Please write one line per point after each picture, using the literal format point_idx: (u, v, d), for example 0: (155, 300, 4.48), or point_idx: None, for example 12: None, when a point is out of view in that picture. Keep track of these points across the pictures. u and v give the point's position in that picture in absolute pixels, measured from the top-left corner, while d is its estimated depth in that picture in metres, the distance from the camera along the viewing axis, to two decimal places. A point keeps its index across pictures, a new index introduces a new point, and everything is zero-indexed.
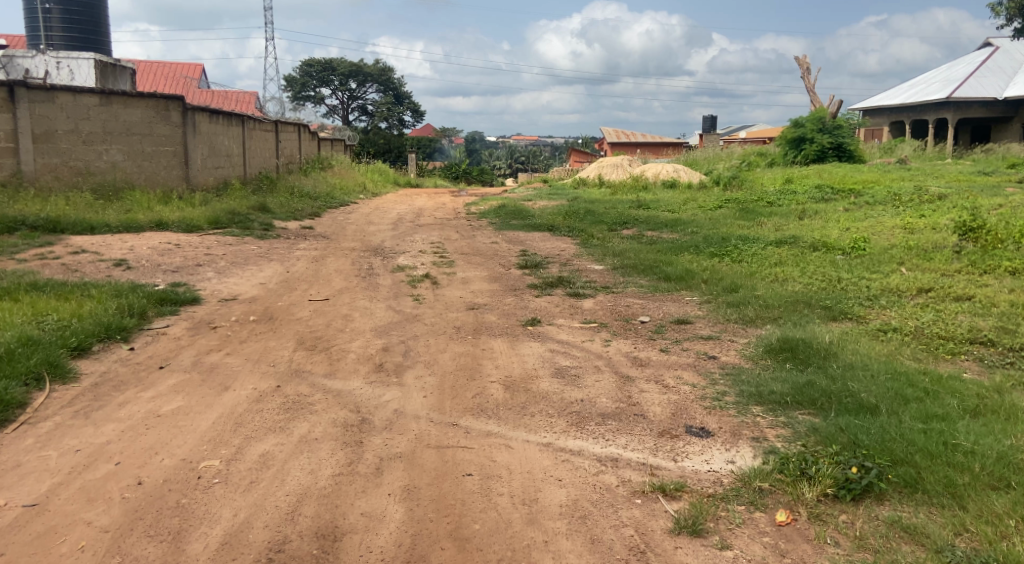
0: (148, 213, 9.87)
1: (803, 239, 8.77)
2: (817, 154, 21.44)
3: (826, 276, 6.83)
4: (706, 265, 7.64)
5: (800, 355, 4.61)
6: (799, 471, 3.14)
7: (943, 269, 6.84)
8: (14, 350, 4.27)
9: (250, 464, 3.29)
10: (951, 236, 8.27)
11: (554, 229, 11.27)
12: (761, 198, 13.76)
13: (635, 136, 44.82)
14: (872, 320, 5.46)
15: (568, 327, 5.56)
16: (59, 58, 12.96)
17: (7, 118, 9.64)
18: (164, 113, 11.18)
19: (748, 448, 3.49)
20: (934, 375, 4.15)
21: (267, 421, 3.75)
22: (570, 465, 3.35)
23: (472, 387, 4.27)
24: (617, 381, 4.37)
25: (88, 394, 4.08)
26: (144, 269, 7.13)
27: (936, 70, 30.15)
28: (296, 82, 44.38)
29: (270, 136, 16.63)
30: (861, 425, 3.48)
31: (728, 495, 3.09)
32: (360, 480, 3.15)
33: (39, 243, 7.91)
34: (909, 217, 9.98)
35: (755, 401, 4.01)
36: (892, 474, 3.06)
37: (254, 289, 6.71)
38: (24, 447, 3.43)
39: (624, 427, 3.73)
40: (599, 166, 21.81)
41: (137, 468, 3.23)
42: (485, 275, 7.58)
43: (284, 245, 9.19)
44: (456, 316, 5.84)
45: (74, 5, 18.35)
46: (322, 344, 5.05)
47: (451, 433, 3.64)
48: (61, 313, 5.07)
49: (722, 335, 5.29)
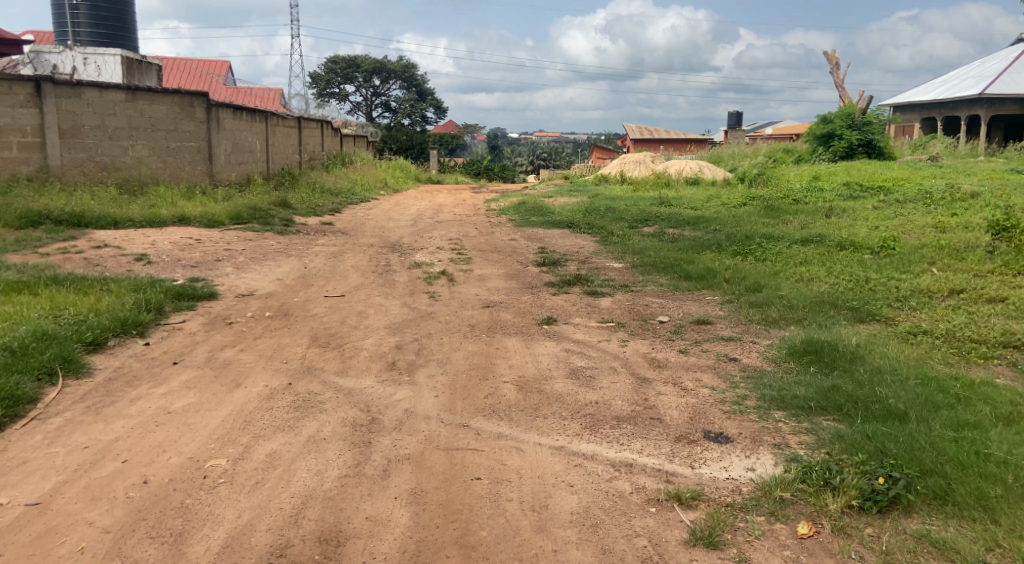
0: (171, 208, 9.91)
1: (829, 237, 8.57)
2: (845, 150, 21.05)
3: (853, 276, 6.64)
4: (728, 263, 7.48)
5: (825, 358, 4.46)
6: (822, 481, 3.01)
7: (976, 269, 6.62)
8: (28, 345, 4.25)
9: (256, 464, 3.23)
10: (983, 235, 8.02)
11: (574, 226, 11.13)
12: (787, 195, 13.54)
13: (659, 132, 44.40)
14: (901, 322, 5.28)
15: (584, 327, 5.44)
16: (86, 55, 13.06)
17: (33, 113, 9.72)
18: (189, 109, 11.23)
19: (769, 455, 3.37)
20: (966, 380, 3.98)
21: (275, 419, 3.69)
22: (582, 471, 3.24)
23: (485, 387, 4.18)
24: (633, 383, 4.26)
25: (100, 390, 4.06)
26: (163, 264, 7.15)
27: (970, 65, 29.39)
28: (321, 79, 44.52)
29: (293, 131, 16.69)
30: (888, 433, 3.33)
31: (748, 505, 2.97)
32: (366, 483, 3.08)
33: (62, 237, 7.95)
34: (941, 215, 9.70)
35: (777, 406, 3.87)
36: (921, 485, 2.91)
37: (271, 285, 6.68)
38: (32, 444, 3.41)
39: (639, 432, 3.62)
40: (621, 163, 21.59)
41: (143, 467, 3.18)
42: (502, 273, 7.49)
43: (303, 241, 9.17)
44: (471, 315, 5.76)
45: (101, 2, 18.50)
46: (336, 341, 4.99)
47: (461, 435, 3.56)
48: (78, 308, 5.06)
49: (744, 336, 5.15)
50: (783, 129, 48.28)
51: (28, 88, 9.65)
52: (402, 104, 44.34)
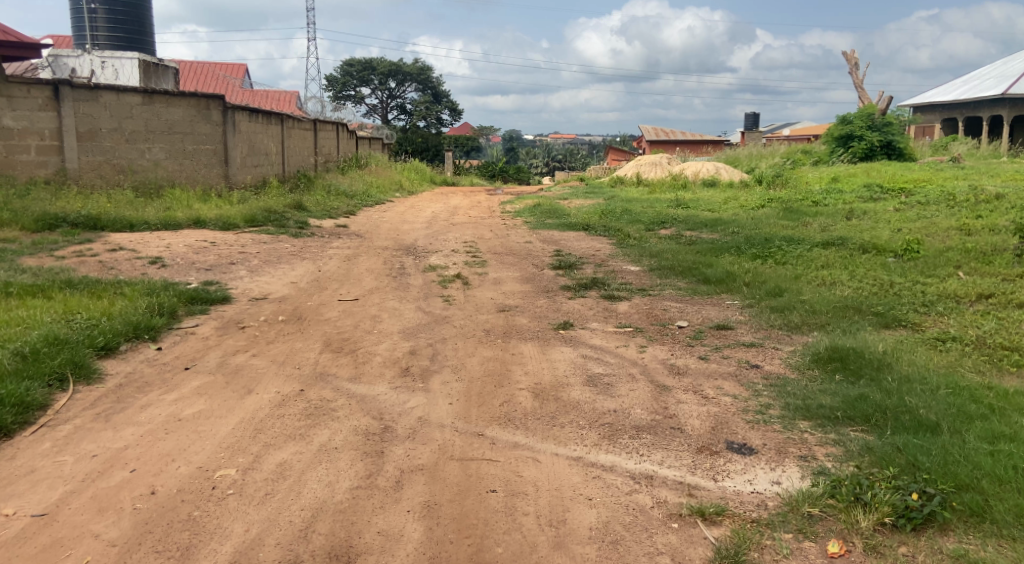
0: (187, 210, 9.90)
1: (851, 240, 8.38)
2: (865, 151, 20.76)
3: (877, 280, 6.48)
4: (748, 266, 7.34)
5: (851, 366, 4.32)
6: (852, 496, 2.87)
7: (1004, 273, 6.44)
8: (39, 350, 4.21)
9: (266, 474, 3.15)
10: (1011, 238, 7.83)
11: (589, 228, 11.03)
12: (806, 197, 13.34)
13: (674, 134, 44.10)
14: (928, 328, 5.13)
15: (602, 332, 5.34)
16: (104, 58, 13.11)
17: (51, 117, 9.78)
18: (205, 111, 11.20)
19: (796, 468, 3.24)
20: (999, 389, 3.82)
21: (287, 427, 3.61)
22: (601, 483, 3.14)
23: (500, 394, 4.08)
24: (652, 391, 4.14)
25: (110, 396, 4.00)
26: (178, 267, 7.12)
27: (992, 64, 28.94)
28: (337, 82, 44.65)
29: (309, 134, 16.68)
30: (921, 445, 3.20)
31: (774, 521, 2.85)
32: (378, 495, 2.99)
33: (78, 240, 7.95)
34: (966, 218, 9.49)
35: (803, 416, 3.74)
36: (957, 501, 2.78)
37: (285, 288, 6.62)
38: (41, 452, 3.36)
39: (659, 442, 3.51)
40: (637, 164, 21.40)
41: (151, 477, 3.11)
42: (518, 276, 7.40)
43: (318, 244, 9.12)
44: (486, 319, 5.66)
45: (119, 6, 18.49)
46: (349, 346, 4.92)
47: (476, 444, 3.46)
48: (91, 312, 5.02)
49: (766, 342, 5.02)
50: (802, 130, 47.79)
51: (47, 92, 9.71)
52: (417, 106, 44.35)
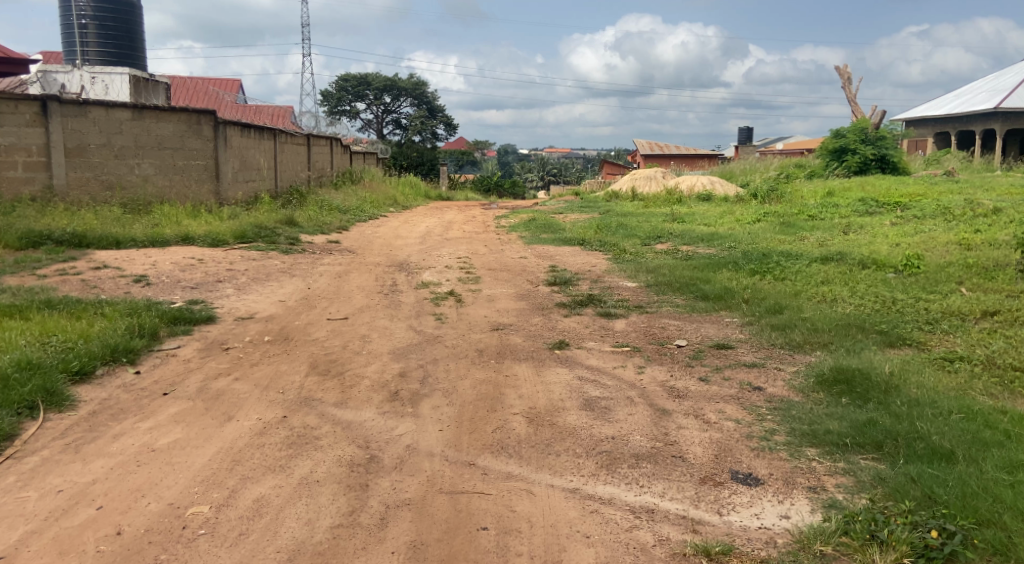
0: (175, 227, 9.70)
1: (850, 255, 8.21)
2: (860, 165, 20.72)
3: (879, 297, 6.32)
4: (745, 282, 7.19)
5: (857, 389, 4.14)
6: (868, 534, 2.70)
7: (1007, 289, 6.30)
8: (10, 376, 4.02)
9: (241, 512, 2.95)
10: (1012, 252, 7.67)
11: (584, 243, 10.87)
12: (803, 211, 13.23)
13: (669, 148, 44.09)
14: (935, 347, 4.96)
15: (598, 351, 5.16)
16: (94, 73, 13.00)
17: (39, 133, 9.58)
18: (196, 126, 11.04)
19: (805, 500, 3.06)
20: (1014, 414, 3.64)
21: (266, 458, 3.42)
22: (599, 519, 2.95)
23: (493, 420, 3.89)
24: (652, 416, 3.95)
25: (82, 424, 3.80)
26: (163, 286, 6.93)
27: (984, 79, 29.04)
28: (332, 97, 44.51)
29: (302, 149, 16.54)
30: (935, 475, 3.03)
31: (784, 561, 2.67)
32: (361, 534, 2.80)
33: (62, 258, 7.75)
34: (963, 232, 9.37)
35: (809, 443, 3.56)
36: (978, 538, 2.61)
37: (273, 307, 6.43)
38: (5, 486, 3.16)
39: (660, 472, 3.32)
40: (632, 177, 21.31)
41: (118, 515, 2.91)
42: (512, 293, 7.22)
43: (308, 260, 8.92)
44: (479, 338, 5.48)
45: (109, 21, 18.14)
46: (335, 369, 4.72)
47: (467, 476, 3.28)
48: (68, 334, 4.82)
49: (768, 362, 4.84)
50: (794, 144, 47.85)
51: (34, 107, 9.53)
52: (413, 120, 44.27)
